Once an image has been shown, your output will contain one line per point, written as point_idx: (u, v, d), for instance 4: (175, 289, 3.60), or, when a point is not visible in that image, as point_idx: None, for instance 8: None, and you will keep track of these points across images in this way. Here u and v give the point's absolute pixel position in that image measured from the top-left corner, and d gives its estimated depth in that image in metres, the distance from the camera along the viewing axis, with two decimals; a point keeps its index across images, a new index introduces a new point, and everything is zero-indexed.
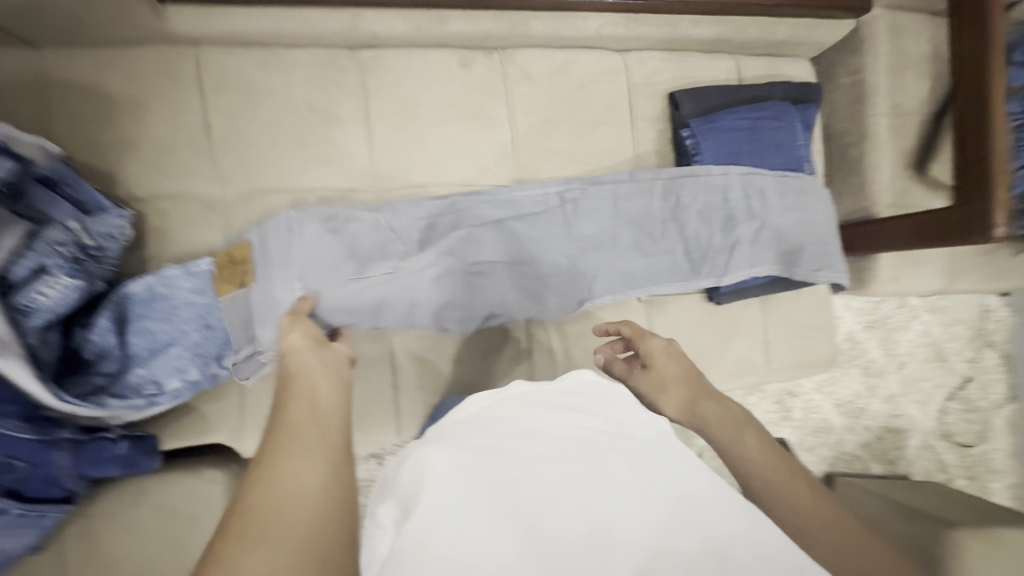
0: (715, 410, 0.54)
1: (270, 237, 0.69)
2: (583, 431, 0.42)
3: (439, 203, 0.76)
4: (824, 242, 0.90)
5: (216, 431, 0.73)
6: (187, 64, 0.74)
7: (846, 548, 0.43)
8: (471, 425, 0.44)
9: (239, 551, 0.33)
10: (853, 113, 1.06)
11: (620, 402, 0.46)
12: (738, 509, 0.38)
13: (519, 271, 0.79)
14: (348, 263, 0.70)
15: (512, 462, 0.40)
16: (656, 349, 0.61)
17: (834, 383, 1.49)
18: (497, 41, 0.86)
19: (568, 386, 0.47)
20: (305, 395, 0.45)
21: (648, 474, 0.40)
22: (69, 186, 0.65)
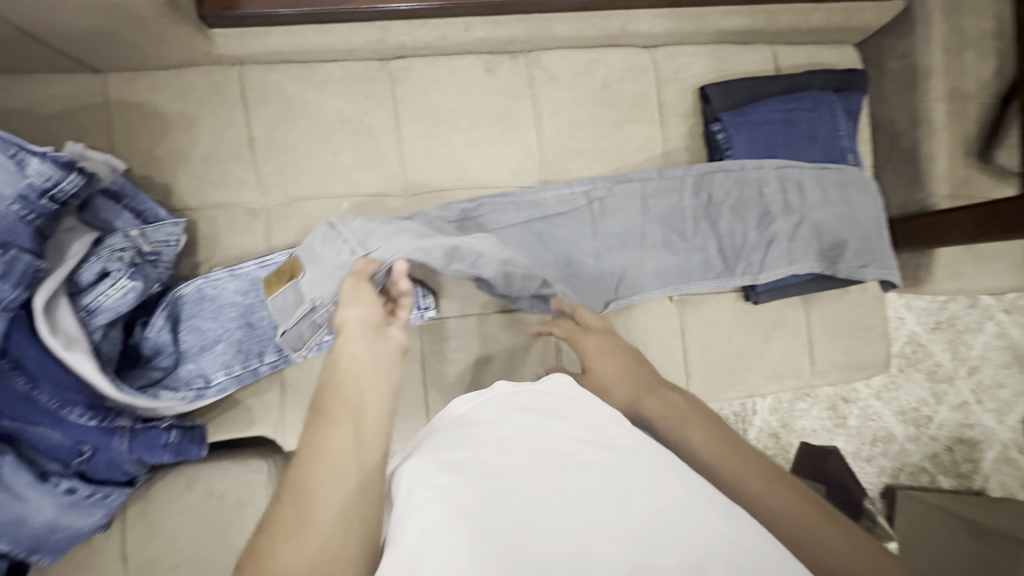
0: (657, 406, 0.54)
1: (315, 240, 0.70)
2: (562, 442, 0.42)
3: (467, 204, 0.79)
4: (870, 237, 0.85)
5: (258, 424, 0.78)
6: (232, 83, 0.80)
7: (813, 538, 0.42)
8: (451, 438, 0.44)
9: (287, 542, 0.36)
10: (903, 100, 1.00)
11: (598, 407, 0.46)
12: (715, 512, 0.38)
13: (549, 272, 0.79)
14: (406, 233, 0.69)
15: (487, 476, 0.40)
16: (592, 347, 0.63)
17: (894, 389, 1.40)
18: (523, 46, 0.87)
19: (549, 391, 0.47)
20: (348, 383, 0.47)
21: (627, 485, 0.39)
22: (129, 198, 0.72)
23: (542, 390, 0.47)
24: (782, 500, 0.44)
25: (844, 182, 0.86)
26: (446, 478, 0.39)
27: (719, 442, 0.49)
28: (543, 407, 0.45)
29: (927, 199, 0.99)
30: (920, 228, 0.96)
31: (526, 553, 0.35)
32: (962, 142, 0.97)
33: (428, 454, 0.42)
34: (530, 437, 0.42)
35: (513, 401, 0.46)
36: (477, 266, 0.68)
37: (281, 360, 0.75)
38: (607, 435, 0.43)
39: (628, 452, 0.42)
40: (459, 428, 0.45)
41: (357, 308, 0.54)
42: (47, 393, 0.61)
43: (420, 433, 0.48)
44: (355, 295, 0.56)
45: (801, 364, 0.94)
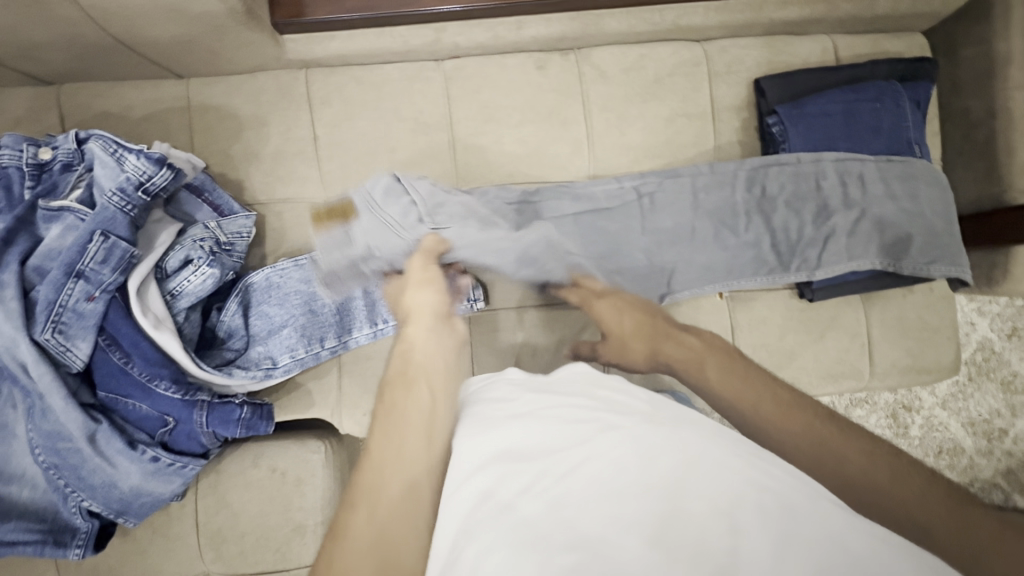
0: (677, 350, 0.57)
1: (377, 189, 0.71)
2: (579, 414, 0.45)
3: (524, 192, 0.80)
4: (936, 231, 0.81)
5: (317, 407, 0.83)
6: (300, 85, 0.85)
7: (844, 457, 0.43)
8: (478, 422, 0.47)
9: (358, 516, 0.41)
10: (978, 89, 0.94)
11: (613, 386, 0.49)
12: (742, 460, 0.39)
13: (603, 265, 0.79)
14: (471, 221, 0.73)
15: (516, 454, 0.43)
16: (604, 310, 0.68)
17: (963, 399, 1.42)
18: (574, 42, 0.89)
19: (562, 380, 0.51)
20: (406, 374, 0.50)
21: (649, 443, 0.41)
22: (209, 193, 0.78)
23: (556, 379, 0.51)
24: (801, 426, 0.45)
25: (910, 175, 0.82)
26: (478, 459, 0.43)
27: (729, 376, 0.51)
28: (559, 391, 0.49)
29: (1004, 193, 0.93)
30: (997, 225, 0.91)
31: (563, 521, 0.37)
32: None
33: (458, 439, 0.46)
34: (550, 415, 0.46)
35: (530, 387, 0.50)
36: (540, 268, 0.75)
37: (341, 346, 0.80)
38: (623, 407, 0.46)
39: (645, 418, 0.44)
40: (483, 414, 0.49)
41: (428, 293, 0.59)
42: (137, 366, 0.67)
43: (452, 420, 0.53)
44: (422, 280, 0.61)
45: (860, 366, 0.90)
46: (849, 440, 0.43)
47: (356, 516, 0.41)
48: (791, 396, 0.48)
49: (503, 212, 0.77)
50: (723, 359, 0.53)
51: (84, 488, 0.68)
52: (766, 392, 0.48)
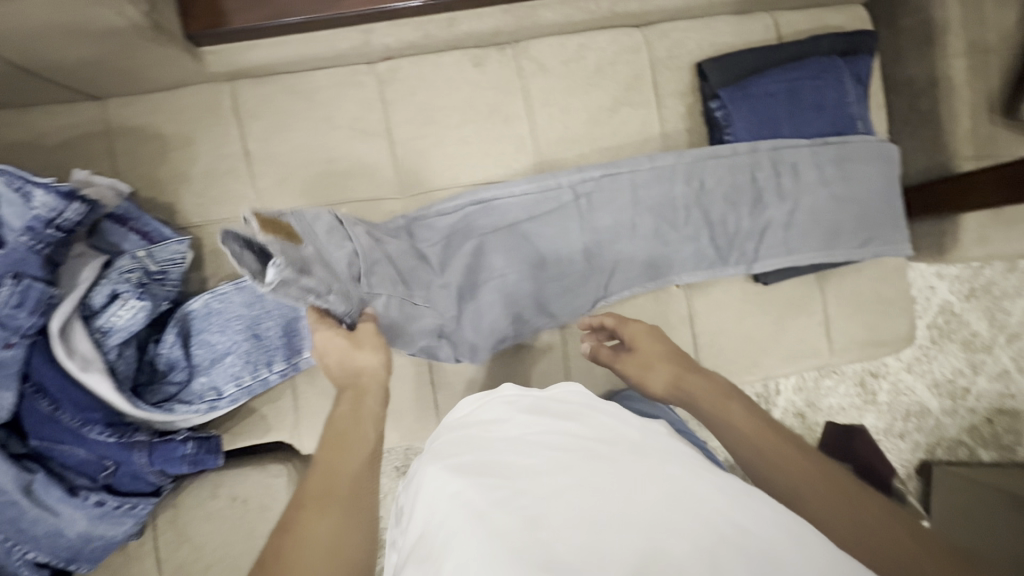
0: (699, 383, 0.62)
1: (319, 226, 0.66)
2: (570, 440, 0.45)
3: (451, 218, 0.80)
4: (884, 208, 0.81)
5: (275, 429, 0.83)
6: (225, 98, 0.82)
7: (847, 510, 0.46)
8: (465, 442, 0.47)
9: (315, 517, 0.46)
10: (921, 58, 0.94)
11: (604, 409, 0.49)
12: (725, 495, 0.40)
13: (532, 275, 0.81)
14: (398, 285, 0.72)
15: (501, 474, 0.43)
16: (639, 331, 0.71)
17: (927, 361, 1.46)
18: (511, 34, 0.86)
19: (557, 398, 0.51)
20: (356, 405, 0.57)
21: (635, 476, 0.42)
22: (134, 220, 0.74)
23: (550, 399, 0.51)
24: (812, 478, 0.49)
25: (846, 157, 0.80)
26: (462, 477, 0.43)
27: (752, 421, 0.55)
28: (551, 410, 0.49)
29: (950, 162, 0.93)
30: (941, 196, 0.91)
31: (542, 548, 0.37)
32: (984, 100, 0.91)
33: (441, 463, 0.45)
34: (539, 438, 0.46)
35: (520, 404, 0.50)
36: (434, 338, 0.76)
37: (290, 368, 0.78)
38: (615, 435, 0.46)
39: (635, 448, 0.45)
40: (469, 433, 0.49)
41: (373, 355, 0.62)
42: (69, 412, 0.65)
43: (432, 437, 0.53)
44: (363, 341, 0.62)
45: (820, 345, 0.90)
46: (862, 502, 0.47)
47: (312, 517, 0.46)
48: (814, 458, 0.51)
49: (430, 257, 0.79)
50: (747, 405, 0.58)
51: (26, 540, 0.65)
52: (778, 436, 0.53)
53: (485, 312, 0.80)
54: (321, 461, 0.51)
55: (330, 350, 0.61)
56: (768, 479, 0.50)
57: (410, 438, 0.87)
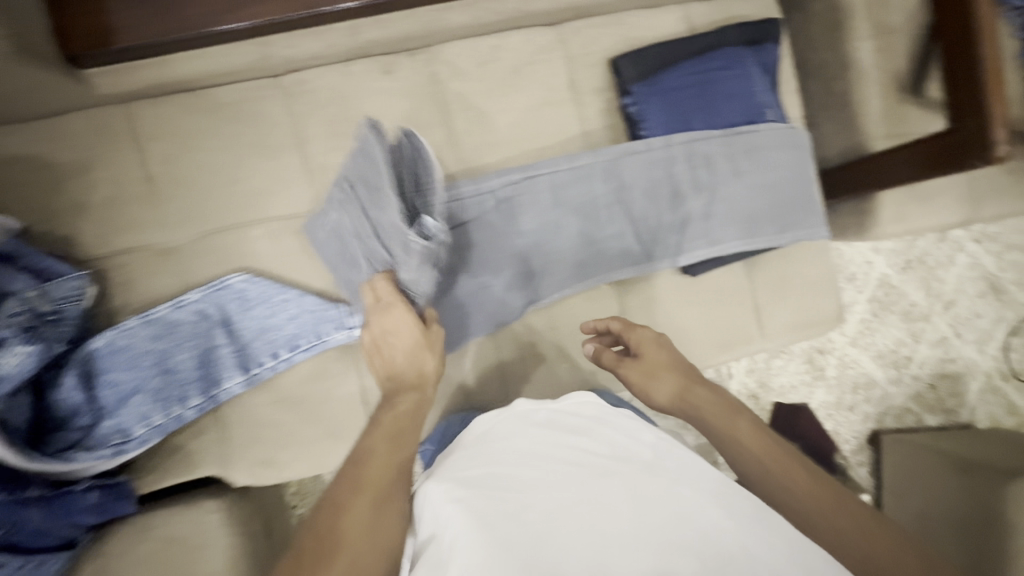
0: (707, 398, 0.64)
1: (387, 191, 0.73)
2: (581, 457, 0.54)
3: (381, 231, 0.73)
4: (797, 195, 0.82)
5: (202, 466, 0.79)
6: (117, 120, 0.77)
7: (842, 524, 0.51)
8: (477, 455, 0.55)
9: (367, 494, 0.52)
10: (830, 41, 0.96)
11: (615, 425, 0.57)
12: (723, 511, 0.49)
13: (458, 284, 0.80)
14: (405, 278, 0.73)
15: (513, 489, 0.51)
16: (645, 338, 0.71)
17: (870, 333, 1.50)
18: (419, 40, 0.84)
19: (569, 413, 0.59)
20: (413, 397, 0.62)
21: (641, 493, 0.50)
22: (24, 257, 0.69)
23: (569, 415, 0.59)
24: (809, 492, 0.54)
25: (757, 147, 0.81)
26: (479, 488, 0.51)
27: (762, 444, 0.58)
28: (565, 424, 0.58)
29: (866, 141, 0.95)
30: (851, 179, 0.92)
31: (548, 560, 0.46)
32: (891, 80, 0.94)
33: (456, 475, 0.53)
34: (554, 454, 0.54)
35: (534, 421, 0.58)
36: None
37: (209, 401, 0.76)
38: (626, 452, 0.54)
39: (647, 465, 0.53)
40: (485, 445, 0.56)
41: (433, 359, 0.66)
42: None
43: (449, 445, 0.61)
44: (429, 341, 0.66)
45: (751, 331, 0.91)
46: (858, 517, 0.52)
47: (365, 493, 0.52)
48: (816, 478, 0.55)
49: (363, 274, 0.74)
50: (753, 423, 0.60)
51: None
52: (791, 462, 0.56)
53: None
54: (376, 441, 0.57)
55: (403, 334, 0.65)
56: (766, 490, 0.55)
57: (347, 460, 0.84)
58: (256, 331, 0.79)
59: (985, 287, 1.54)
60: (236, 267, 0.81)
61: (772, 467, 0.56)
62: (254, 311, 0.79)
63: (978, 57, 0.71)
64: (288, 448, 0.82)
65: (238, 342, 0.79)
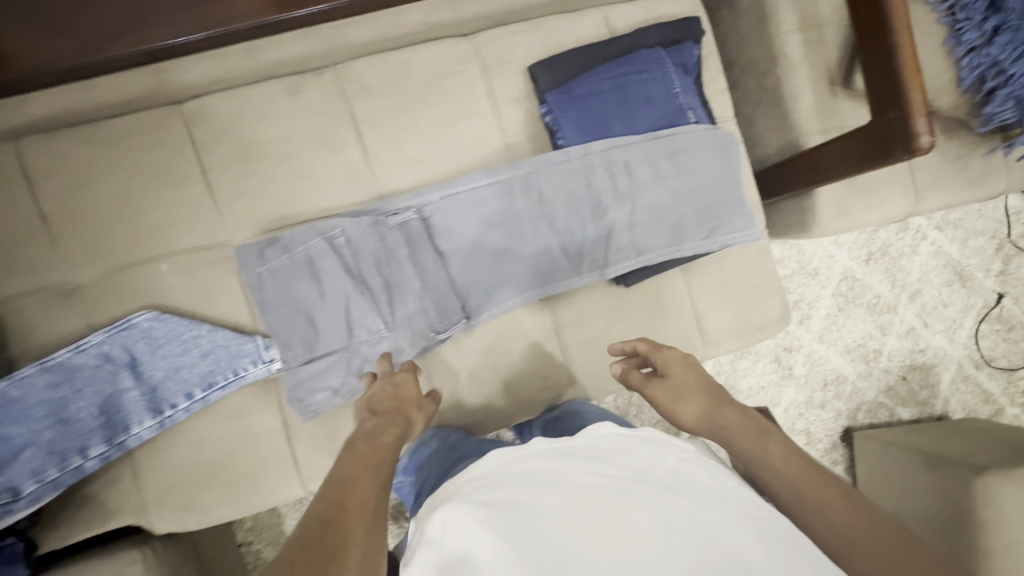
0: (734, 418, 0.58)
1: (350, 236, 0.76)
2: (601, 480, 0.51)
3: (343, 275, 0.75)
4: (725, 198, 0.79)
5: (118, 514, 0.74)
6: (9, 158, 0.73)
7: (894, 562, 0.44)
8: (495, 481, 0.52)
9: (351, 510, 0.46)
10: (758, 37, 0.94)
11: (639, 450, 0.54)
12: (750, 536, 0.47)
13: (379, 310, 0.77)
14: (367, 324, 0.76)
15: (535, 514, 0.48)
16: (670, 358, 0.67)
17: (837, 328, 1.47)
18: (326, 59, 0.81)
19: (587, 441, 0.56)
20: (394, 430, 0.60)
21: (667, 518, 0.47)
22: None
23: (590, 445, 0.55)
24: (854, 524, 0.47)
25: (681, 150, 0.78)
26: (500, 512, 0.48)
27: (798, 466, 0.51)
28: (584, 452, 0.54)
29: (799, 139, 0.93)
30: (793, 174, 0.91)
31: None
32: (822, 74, 0.91)
33: (473, 500, 0.50)
34: (578, 479, 0.51)
35: (555, 450, 0.55)
36: (346, 393, 0.76)
37: (112, 450, 0.72)
38: (651, 475, 0.52)
39: (669, 488, 0.50)
40: (503, 473, 0.53)
41: (422, 421, 0.67)
42: None
43: (461, 472, 0.57)
44: (419, 404, 0.67)
45: (692, 339, 0.88)
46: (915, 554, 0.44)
47: (349, 509, 0.46)
48: (860, 507, 0.48)
49: (322, 319, 0.75)
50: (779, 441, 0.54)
51: None
52: (832, 487, 0.49)
53: (333, 360, 0.75)
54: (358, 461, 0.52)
55: (406, 391, 0.67)
56: (805, 519, 0.50)
57: (273, 502, 0.79)
58: (166, 371, 0.76)
59: (951, 275, 1.51)
60: (143, 303, 0.77)
61: (803, 487, 0.50)
62: (164, 350, 0.75)
63: (893, 49, 0.69)
64: (209, 492, 0.76)
65: (146, 384, 0.75)
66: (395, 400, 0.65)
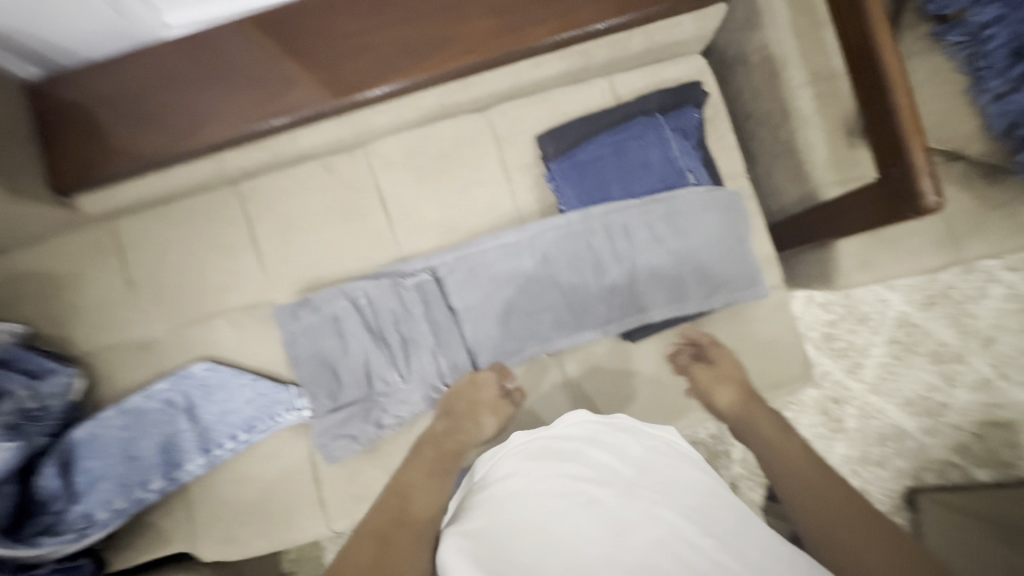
0: (760, 410, 0.70)
1: (372, 295, 0.84)
2: (567, 479, 0.53)
3: (366, 330, 0.84)
4: (725, 256, 0.83)
5: (173, 541, 0.85)
6: (106, 234, 0.89)
7: (843, 517, 0.53)
8: (478, 498, 0.54)
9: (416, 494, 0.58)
10: (771, 91, 0.94)
11: (606, 445, 0.57)
12: (700, 527, 0.49)
13: (397, 362, 0.84)
14: (387, 375, 0.83)
15: (512, 527, 0.49)
16: (722, 355, 0.81)
17: (893, 378, 1.32)
18: (356, 139, 0.91)
19: (562, 431, 0.60)
20: (466, 430, 0.71)
21: (625, 518, 0.49)
22: (19, 361, 0.81)
23: (563, 433, 0.60)
24: (828, 492, 0.56)
25: (676, 213, 0.82)
26: (484, 537, 0.48)
27: (800, 452, 0.61)
28: (555, 451, 0.57)
29: (817, 191, 0.91)
30: (810, 227, 0.90)
31: None
32: (839, 125, 0.89)
33: (456, 527, 0.50)
34: (553, 465, 0.55)
35: (529, 447, 0.58)
36: (366, 438, 0.83)
37: (168, 484, 0.83)
38: (619, 462, 0.55)
39: (628, 487, 0.52)
40: (487, 485, 0.55)
41: (495, 422, 0.75)
42: None
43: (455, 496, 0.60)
44: (494, 407, 0.76)
45: None
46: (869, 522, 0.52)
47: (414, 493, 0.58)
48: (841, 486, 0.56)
49: (348, 371, 0.83)
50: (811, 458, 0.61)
51: None
52: (822, 469, 0.59)
53: (355, 408, 0.83)
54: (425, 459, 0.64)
55: (482, 393, 0.77)
56: (785, 481, 0.59)
57: (301, 538, 0.87)
58: (216, 415, 0.86)
59: None
60: (201, 355, 0.89)
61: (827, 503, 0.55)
62: (216, 396, 0.87)
63: (893, 112, 0.68)
64: (247, 525, 0.85)
65: (199, 426, 0.86)
66: (470, 403, 0.75)
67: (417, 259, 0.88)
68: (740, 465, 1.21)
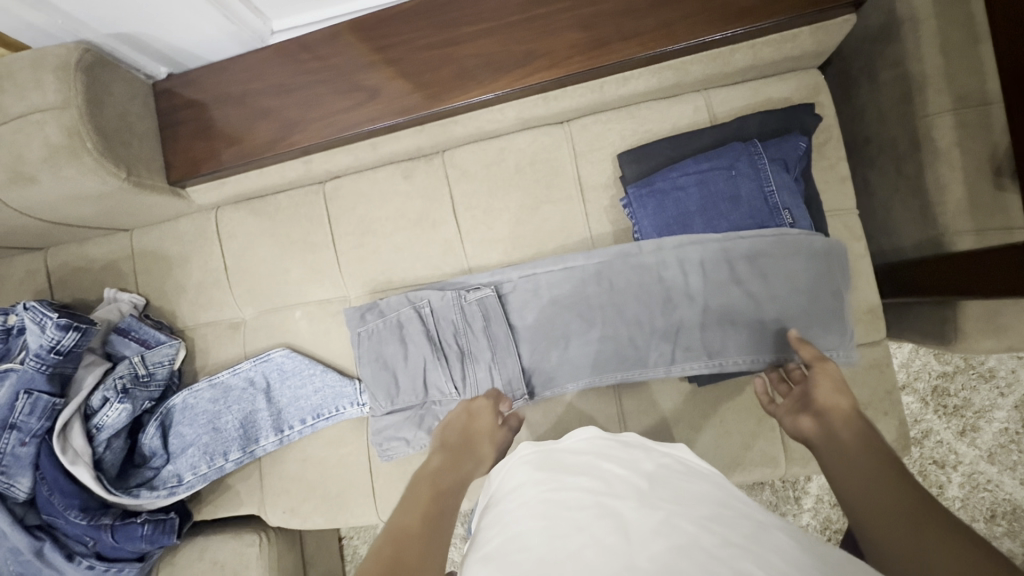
0: (846, 416, 0.56)
1: (435, 306, 0.86)
2: (578, 485, 0.49)
3: (425, 340, 0.85)
4: (816, 306, 0.75)
5: (246, 504, 0.94)
6: (210, 222, 0.98)
7: (888, 517, 0.43)
8: (496, 516, 0.51)
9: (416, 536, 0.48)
10: (900, 116, 0.81)
11: (617, 457, 0.54)
12: (717, 539, 0.41)
13: (453, 374, 0.84)
14: (442, 386, 0.85)
15: (525, 541, 0.44)
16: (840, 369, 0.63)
17: (1017, 450, 1.11)
18: (435, 147, 0.92)
19: (572, 444, 0.58)
20: (469, 460, 0.63)
21: (640, 526, 0.42)
22: (135, 331, 0.93)
23: (571, 448, 0.58)
24: (878, 492, 0.45)
25: (761, 254, 0.75)
26: (500, 555, 0.44)
27: (867, 452, 0.50)
28: (565, 462, 0.54)
29: (942, 237, 0.78)
30: (928, 278, 0.78)
31: None
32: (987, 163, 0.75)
33: (476, 554, 0.47)
34: (563, 477, 0.51)
35: (536, 459, 0.57)
36: (417, 445, 0.86)
37: (244, 457, 0.92)
38: (631, 472, 0.51)
39: (643, 497, 0.46)
40: (503, 500, 0.53)
41: (494, 453, 0.67)
42: (58, 498, 0.81)
43: (479, 518, 0.57)
44: (492, 434, 0.69)
45: (774, 454, 0.81)
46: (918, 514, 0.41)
47: (411, 536, 0.48)
48: (893, 481, 0.45)
49: (406, 377, 0.86)
50: (884, 455, 0.49)
51: None
52: (879, 463, 0.48)
53: (409, 412, 0.86)
54: (422, 493, 0.55)
55: (478, 421, 0.70)
56: (840, 486, 0.49)
57: (352, 522, 0.93)
58: (289, 399, 0.94)
59: None
60: (281, 341, 0.97)
61: (890, 511, 0.43)
62: (290, 381, 0.94)
63: None
64: (306, 502, 0.92)
65: (274, 407, 0.94)
66: (464, 433, 0.68)
67: (480, 272, 0.88)
68: (808, 517, 1.11)
